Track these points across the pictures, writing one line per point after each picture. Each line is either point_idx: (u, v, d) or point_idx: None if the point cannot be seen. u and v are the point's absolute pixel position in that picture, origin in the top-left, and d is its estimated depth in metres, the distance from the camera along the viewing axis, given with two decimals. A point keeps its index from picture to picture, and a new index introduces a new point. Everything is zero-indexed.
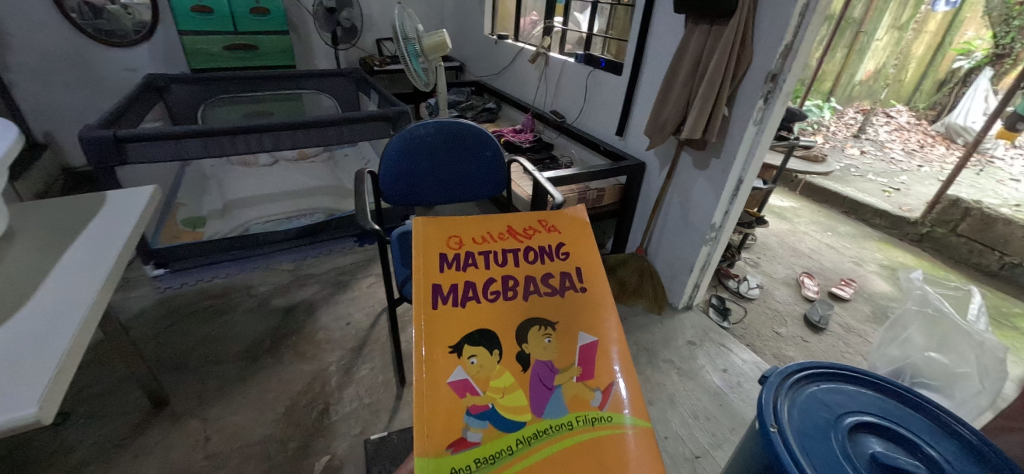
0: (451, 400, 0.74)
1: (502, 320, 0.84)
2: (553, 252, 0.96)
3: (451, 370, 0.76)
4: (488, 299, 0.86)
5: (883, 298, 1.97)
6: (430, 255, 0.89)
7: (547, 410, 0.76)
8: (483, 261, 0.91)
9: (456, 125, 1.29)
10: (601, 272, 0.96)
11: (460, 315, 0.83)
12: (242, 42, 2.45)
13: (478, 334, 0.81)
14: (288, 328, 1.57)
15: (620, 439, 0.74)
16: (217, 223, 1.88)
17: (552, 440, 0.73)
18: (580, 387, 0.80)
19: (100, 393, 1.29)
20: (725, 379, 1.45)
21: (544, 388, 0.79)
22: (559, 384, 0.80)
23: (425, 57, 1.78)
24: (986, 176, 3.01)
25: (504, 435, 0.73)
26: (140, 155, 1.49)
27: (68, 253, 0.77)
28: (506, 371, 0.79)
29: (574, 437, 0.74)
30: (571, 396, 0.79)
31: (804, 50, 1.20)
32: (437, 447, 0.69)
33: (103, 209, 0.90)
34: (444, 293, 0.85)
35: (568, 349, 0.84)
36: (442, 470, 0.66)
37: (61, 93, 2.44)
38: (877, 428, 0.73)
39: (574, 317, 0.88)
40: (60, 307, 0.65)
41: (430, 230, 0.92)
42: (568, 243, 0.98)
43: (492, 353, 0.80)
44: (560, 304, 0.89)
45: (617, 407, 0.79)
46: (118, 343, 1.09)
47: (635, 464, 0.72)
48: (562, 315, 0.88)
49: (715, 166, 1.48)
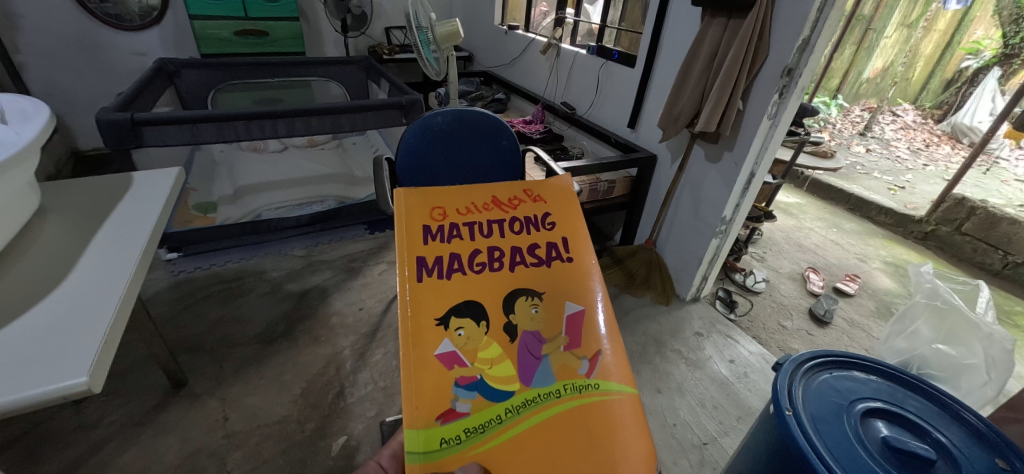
0: (440, 371, 0.82)
1: (487, 291, 0.92)
2: (535, 224, 1.03)
3: (438, 343, 0.85)
4: (473, 271, 0.94)
5: (888, 294, 1.99)
6: (413, 233, 0.95)
7: (534, 379, 0.85)
8: (467, 232, 0.98)
9: (473, 113, 1.31)
10: (585, 241, 1.04)
11: (447, 289, 0.91)
12: (253, 28, 2.44)
13: (465, 307, 0.90)
14: (302, 312, 1.59)
15: (608, 405, 0.83)
16: (228, 208, 1.89)
17: (539, 407, 0.81)
18: (565, 355, 0.89)
19: (120, 373, 1.31)
20: (732, 369, 1.48)
21: (531, 358, 0.87)
22: (544, 355, 0.88)
23: (437, 46, 1.77)
24: (992, 176, 3.02)
25: (492, 405, 0.81)
26: (155, 139, 1.49)
27: (101, 231, 0.78)
28: (493, 342, 0.88)
29: (561, 405, 0.82)
30: (558, 365, 0.87)
31: (821, 45, 1.21)
32: (428, 419, 0.77)
33: (131, 190, 0.91)
34: (430, 266, 0.92)
35: (552, 322, 0.92)
36: (433, 438, 0.75)
37: (71, 76, 2.44)
38: (888, 414, 0.75)
39: (556, 287, 0.97)
40: (100, 282, 0.67)
41: (413, 203, 0.98)
42: (551, 219, 1.05)
43: (478, 325, 0.89)
44: (544, 277, 0.97)
45: (603, 374, 0.87)
46: (140, 323, 1.11)
47: (619, 427, 0.80)
48: (547, 283, 0.96)
49: (727, 158, 1.50)
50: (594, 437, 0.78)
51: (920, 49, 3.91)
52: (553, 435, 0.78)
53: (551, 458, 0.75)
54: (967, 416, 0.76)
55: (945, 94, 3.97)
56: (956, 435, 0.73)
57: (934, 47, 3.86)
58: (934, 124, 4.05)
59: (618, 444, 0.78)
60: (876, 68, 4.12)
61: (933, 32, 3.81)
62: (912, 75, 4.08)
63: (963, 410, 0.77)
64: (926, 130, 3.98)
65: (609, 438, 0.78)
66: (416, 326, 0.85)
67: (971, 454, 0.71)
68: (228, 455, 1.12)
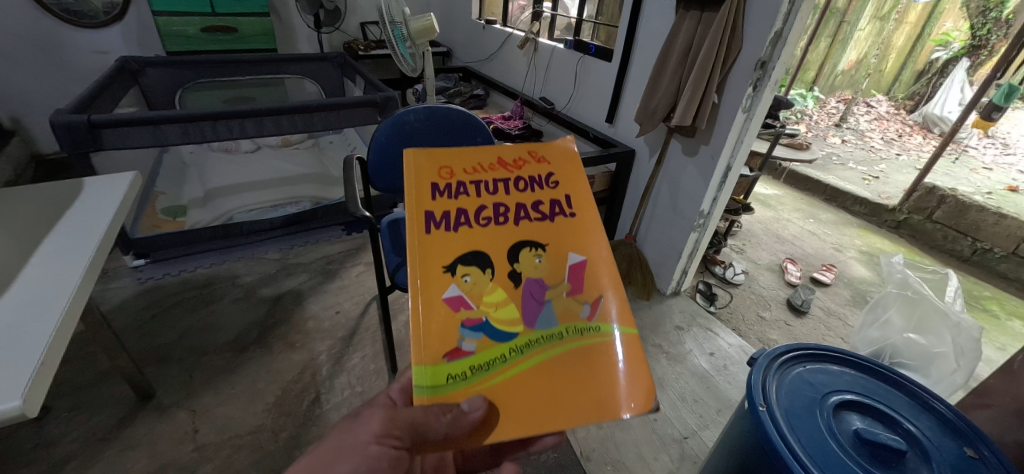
0: (438, 323, 0.55)
1: (494, 244, 0.62)
2: (547, 181, 0.70)
3: (440, 292, 0.56)
4: (481, 225, 0.63)
5: (863, 283, 2.03)
6: (421, 181, 0.64)
7: (538, 317, 0.59)
8: (475, 189, 0.66)
9: (445, 110, 1.27)
10: (588, 193, 0.71)
11: (448, 239, 0.60)
12: (221, 24, 2.35)
13: (469, 258, 0.60)
14: (277, 318, 1.54)
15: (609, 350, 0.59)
16: (198, 212, 1.83)
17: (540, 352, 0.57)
18: (570, 299, 0.61)
19: (83, 387, 1.25)
20: (712, 362, 1.49)
21: (534, 302, 0.60)
22: (548, 299, 0.61)
23: (411, 42, 1.72)
24: (961, 165, 3.11)
25: (493, 348, 0.56)
26: (116, 141, 1.42)
27: (46, 241, 0.74)
28: (498, 292, 0.59)
29: (561, 348, 0.58)
30: (561, 309, 0.61)
31: (793, 38, 1.21)
32: (429, 362, 0.53)
33: (82, 196, 0.87)
34: (436, 220, 0.61)
35: (560, 262, 0.63)
36: (435, 384, 0.52)
37: (28, 76, 2.32)
38: (860, 406, 0.76)
39: (566, 235, 0.66)
40: (39, 298, 0.63)
41: (417, 159, 0.67)
42: (558, 173, 0.71)
43: (483, 271, 0.59)
44: (558, 228, 0.66)
45: (605, 319, 0.62)
46: (100, 335, 1.06)
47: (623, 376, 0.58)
48: (549, 231, 0.65)
49: (704, 152, 1.50)
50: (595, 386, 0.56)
51: (893, 41, 4.01)
52: (557, 384, 0.55)
53: (549, 409, 0.54)
54: (937, 406, 0.77)
55: (916, 85, 4.10)
56: (925, 425, 0.74)
57: (906, 39, 4.00)
58: (906, 114, 4.16)
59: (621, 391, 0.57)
60: (851, 60, 4.14)
61: (904, 25, 3.89)
62: (885, 67, 4.18)
63: (933, 399, 0.78)
64: (900, 120, 4.07)
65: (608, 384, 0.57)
66: (424, 279, 0.56)
67: (940, 443, 0.72)
68: (198, 469, 1.08)
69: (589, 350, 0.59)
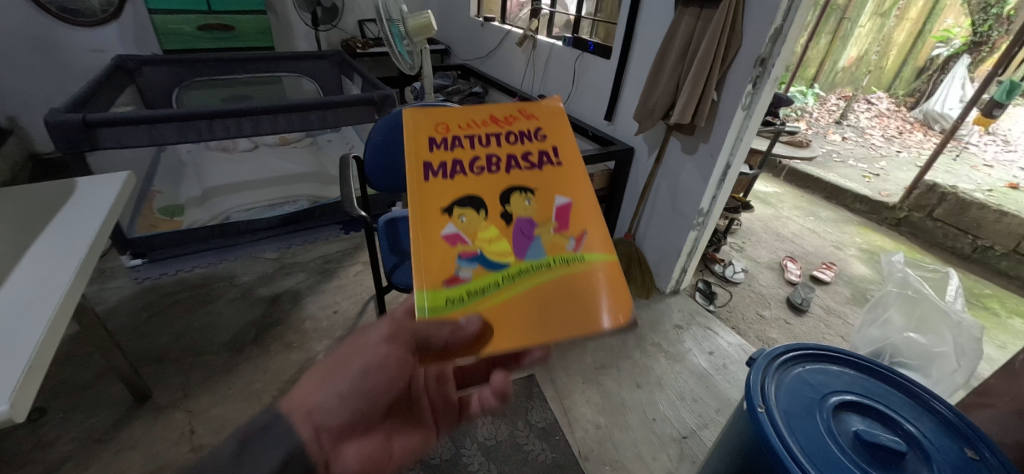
0: (434, 255, 0.54)
1: (487, 188, 0.61)
2: (538, 132, 0.68)
3: (439, 230, 0.56)
4: (473, 172, 0.62)
5: (863, 281, 2.02)
6: (417, 134, 0.63)
7: (529, 250, 0.58)
8: (469, 141, 0.65)
9: (442, 108, 1.26)
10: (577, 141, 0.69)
11: (444, 184, 0.60)
12: (217, 22, 2.33)
13: (464, 200, 0.59)
14: (274, 318, 1.54)
15: (596, 277, 0.58)
16: (196, 211, 1.82)
17: (533, 280, 0.56)
18: (558, 234, 0.60)
19: (80, 387, 1.25)
20: (711, 361, 1.48)
21: (524, 237, 0.59)
22: (538, 234, 0.60)
23: (409, 39, 1.70)
24: (962, 162, 3.10)
25: (488, 278, 0.55)
26: (111, 141, 1.41)
27: (37, 243, 0.73)
28: (493, 229, 0.58)
29: (552, 277, 0.56)
30: (551, 242, 0.60)
31: (793, 35, 1.20)
32: (429, 289, 0.52)
33: (74, 196, 0.86)
34: (431, 168, 0.61)
35: (549, 202, 0.63)
36: (436, 306, 0.50)
37: (24, 74, 2.30)
38: (859, 407, 0.75)
39: (557, 179, 0.65)
40: (29, 301, 0.62)
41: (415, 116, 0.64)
42: (546, 125, 0.69)
43: (479, 211, 0.59)
44: (549, 174, 0.65)
45: (595, 250, 0.60)
46: (96, 337, 1.05)
47: (610, 299, 0.57)
48: (538, 177, 0.64)
49: (703, 150, 1.49)
50: (583, 308, 0.55)
51: (893, 38, 3.99)
52: (546, 308, 0.54)
53: (542, 330, 0.52)
54: (938, 407, 0.76)
55: (917, 82, 4.10)
56: (925, 426, 0.74)
57: (907, 35, 3.99)
58: (907, 111, 4.14)
59: (607, 310, 0.56)
60: (851, 56, 4.11)
61: (906, 20, 3.90)
62: (886, 64, 4.16)
63: (934, 400, 0.77)
64: (900, 117, 4.06)
65: (594, 307, 0.56)
66: (422, 218, 0.56)
67: (941, 444, 0.71)
68: None
69: (579, 276, 0.58)
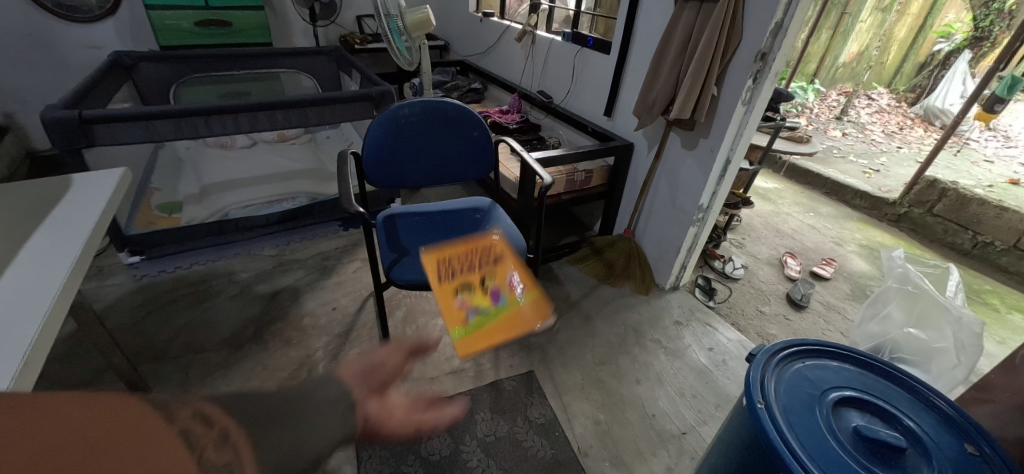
0: (452, 313, 0.93)
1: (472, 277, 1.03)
2: (492, 251, 1.15)
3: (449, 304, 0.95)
4: (463, 274, 1.04)
5: (863, 277, 2.02)
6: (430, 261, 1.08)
7: (499, 301, 0.96)
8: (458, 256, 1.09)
9: (441, 103, 1.27)
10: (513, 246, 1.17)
11: (448, 284, 1.00)
12: (215, 18, 2.32)
13: (460, 288, 0.99)
14: (273, 314, 1.54)
15: (536, 299, 0.97)
16: (194, 208, 1.81)
17: (507, 307, 0.95)
18: (512, 286, 1.01)
19: (78, 385, 1.25)
20: (711, 357, 1.48)
21: (495, 294, 0.98)
22: (501, 292, 0.99)
23: (408, 35, 1.70)
24: (962, 158, 3.09)
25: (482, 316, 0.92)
26: (107, 137, 1.40)
27: (31, 240, 0.73)
28: (481, 294, 0.98)
29: (514, 304, 0.96)
30: (510, 292, 0.99)
31: (794, 29, 1.19)
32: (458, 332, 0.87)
33: (69, 193, 0.86)
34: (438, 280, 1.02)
35: (506, 277, 1.05)
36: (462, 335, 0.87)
37: (20, 71, 2.29)
38: (859, 403, 0.75)
39: (508, 262, 1.10)
40: (23, 298, 0.62)
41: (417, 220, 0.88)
42: (495, 246, 1.17)
43: (469, 291, 0.99)
44: (503, 264, 1.10)
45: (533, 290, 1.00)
46: (94, 334, 1.05)
47: (543, 309, 0.95)
48: (499, 266, 1.09)
49: (703, 146, 1.48)
50: (531, 312, 0.94)
51: (894, 34, 3.95)
52: (515, 316, 0.92)
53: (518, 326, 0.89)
54: (937, 402, 0.76)
55: (917, 78, 4.08)
56: (925, 421, 0.74)
57: (908, 30, 3.95)
58: (907, 107, 4.12)
59: (541, 311, 0.95)
60: (852, 52, 4.10)
61: (906, 16, 3.87)
62: (886, 59, 4.14)
63: (934, 396, 0.77)
64: (900, 113, 4.04)
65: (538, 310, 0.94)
66: (443, 299, 0.96)
67: (940, 439, 0.71)
68: None
69: (525, 305, 0.96)
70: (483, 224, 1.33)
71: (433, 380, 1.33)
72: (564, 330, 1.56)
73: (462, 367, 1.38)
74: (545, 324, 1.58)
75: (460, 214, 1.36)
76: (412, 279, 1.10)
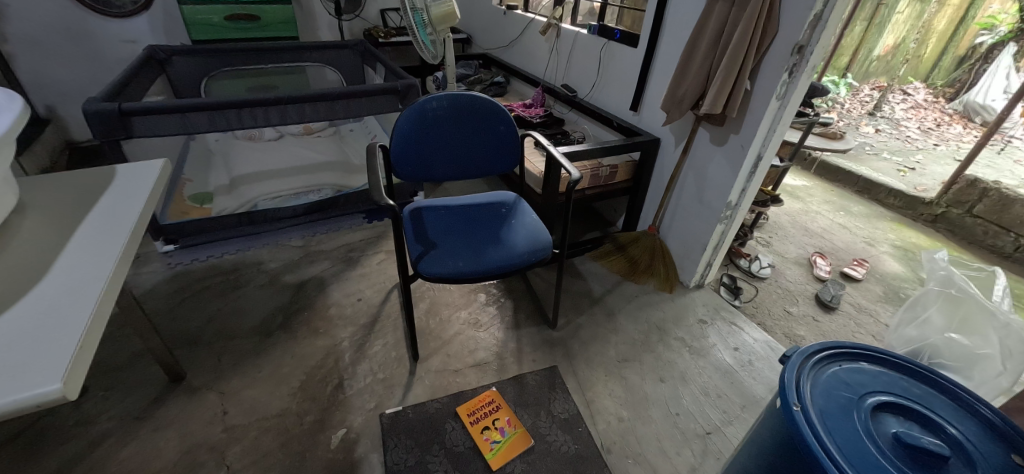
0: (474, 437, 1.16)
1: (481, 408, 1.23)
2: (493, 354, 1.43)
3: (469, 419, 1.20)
4: (475, 395, 1.28)
5: (897, 279, 1.95)
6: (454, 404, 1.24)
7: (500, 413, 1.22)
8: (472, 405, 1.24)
9: (468, 97, 1.27)
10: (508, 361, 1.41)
11: (467, 401, 1.25)
12: (244, 12, 2.37)
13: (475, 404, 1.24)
14: (300, 304, 1.57)
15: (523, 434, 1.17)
16: (225, 198, 1.86)
17: (505, 454, 1.12)
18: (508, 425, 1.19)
19: (118, 368, 1.30)
20: (736, 358, 1.46)
21: (498, 418, 1.20)
22: (502, 413, 1.22)
23: (432, 28, 1.67)
24: (1005, 156, 2.94)
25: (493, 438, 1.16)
26: (145, 129, 1.45)
27: (82, 229, 0.76)
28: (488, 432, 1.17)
29: (510, 446, 1.14)
30: (508, 421, 1.20)
31: (834, 21, 1.14)
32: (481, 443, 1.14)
33: (114, 184, 0.89)
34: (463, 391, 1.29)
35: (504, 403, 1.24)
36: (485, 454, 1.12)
37: (60, 65, 2.38)
38: (897, 409, 0.73)
39: (506, 400, 1.27)
40: (76, 284, 0.64)
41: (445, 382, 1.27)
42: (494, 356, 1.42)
43: (479, 401, 1.25)
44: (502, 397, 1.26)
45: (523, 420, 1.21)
46: (134, 320, 1.09)
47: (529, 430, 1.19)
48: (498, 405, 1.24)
49: (733, 141, 1.44)
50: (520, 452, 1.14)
51: (933, 25, 3.78)
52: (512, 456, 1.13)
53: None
54: (983, 410, 0.73)
55: (957, 72, 3.87)
56: (970, 430, 0.71)
57: (948, 22, 3.78)
58: (945, 103, 3.93)
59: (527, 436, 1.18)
60: (887, 45, 3.96)
61: (947, 6, 3.71)
62: (924, 52, 3.95)
63: (979, 403, 0.74)
64: (937, 109, 3.86)
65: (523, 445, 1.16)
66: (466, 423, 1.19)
67: (986, 449, 0.68)
68: (227, 449, 1.11)
69: (515, 419, 1.21)
70: (509, 218, 1.33)
71: (456, 373, 1.35)
72: (587, 326, 1.55)
73: (485, 360, 1.40)
74: (567, 319, 1.58)
75: (486, 209, 1.36)
76: (440, 272, 1.11)
